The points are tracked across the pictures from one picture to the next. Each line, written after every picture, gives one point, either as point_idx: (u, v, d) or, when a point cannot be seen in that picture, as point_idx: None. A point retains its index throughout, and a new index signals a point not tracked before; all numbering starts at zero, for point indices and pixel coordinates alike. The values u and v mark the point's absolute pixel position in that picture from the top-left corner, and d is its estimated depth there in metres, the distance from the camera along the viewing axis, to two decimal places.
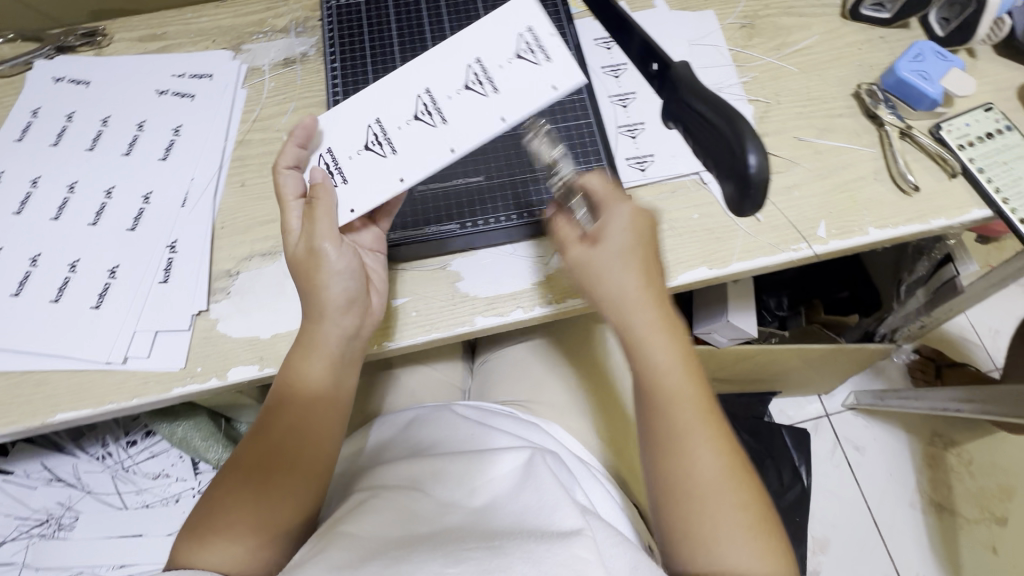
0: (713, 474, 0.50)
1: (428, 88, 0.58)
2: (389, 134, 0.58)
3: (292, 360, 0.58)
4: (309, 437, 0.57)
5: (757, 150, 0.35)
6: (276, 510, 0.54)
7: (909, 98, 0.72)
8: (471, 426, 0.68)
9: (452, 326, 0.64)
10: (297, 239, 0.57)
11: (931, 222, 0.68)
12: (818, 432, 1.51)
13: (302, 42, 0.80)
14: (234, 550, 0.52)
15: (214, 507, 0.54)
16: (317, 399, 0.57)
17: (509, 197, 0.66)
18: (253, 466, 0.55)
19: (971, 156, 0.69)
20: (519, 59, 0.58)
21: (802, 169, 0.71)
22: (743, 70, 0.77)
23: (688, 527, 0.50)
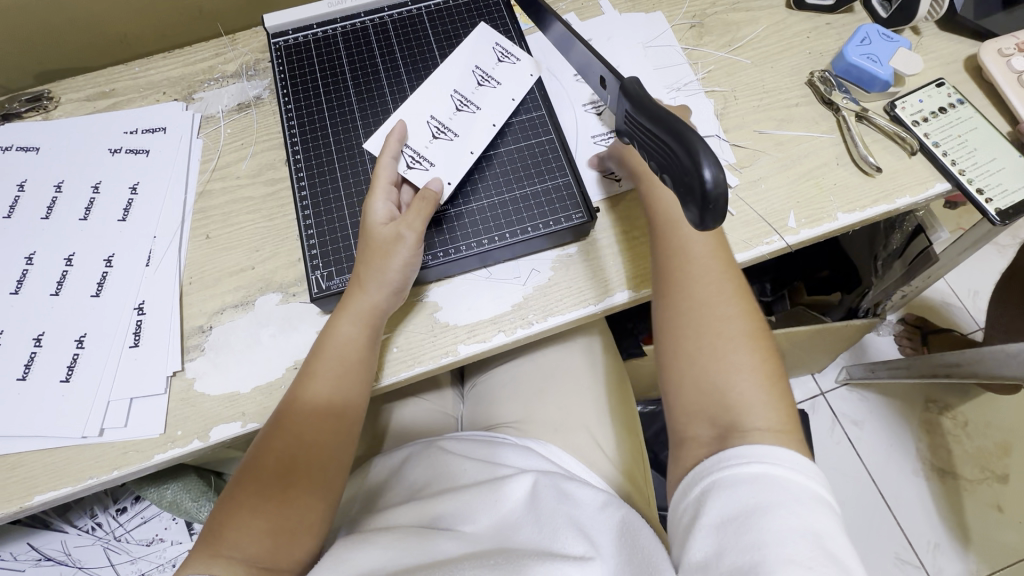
0: (718, 300, 0.57)
1: (432, 113, 0.67)
2: (439, 125, 0.66)
3: (329, 345, 0.58)
4: (347, 424, 0.57)
5: (713, 165, 0.34)
6: (310, 505, 0.53)
7: (861, 82, 0.73)
8: (462, 461, 0.67)
9: (436, 358, 0.63)
10: (379, 219, 0.60)
11: (896, 201, 0.69)
12: (815, 411, 1.52)
13: (254, 85, 0.79)
14: (270, 546, 0.51)
15: (245, 495, 0.52)
16: (356, 388, 0.58)
17: (482, 220, 0.65)
18: (288, 450, 0.54)
19: (926, 131, 0.70)
20: (484, 82, 0.69)
21: (767, 161, 0.71)
22: (697, 68, 0.77)
23: (687, 342, 0.57)
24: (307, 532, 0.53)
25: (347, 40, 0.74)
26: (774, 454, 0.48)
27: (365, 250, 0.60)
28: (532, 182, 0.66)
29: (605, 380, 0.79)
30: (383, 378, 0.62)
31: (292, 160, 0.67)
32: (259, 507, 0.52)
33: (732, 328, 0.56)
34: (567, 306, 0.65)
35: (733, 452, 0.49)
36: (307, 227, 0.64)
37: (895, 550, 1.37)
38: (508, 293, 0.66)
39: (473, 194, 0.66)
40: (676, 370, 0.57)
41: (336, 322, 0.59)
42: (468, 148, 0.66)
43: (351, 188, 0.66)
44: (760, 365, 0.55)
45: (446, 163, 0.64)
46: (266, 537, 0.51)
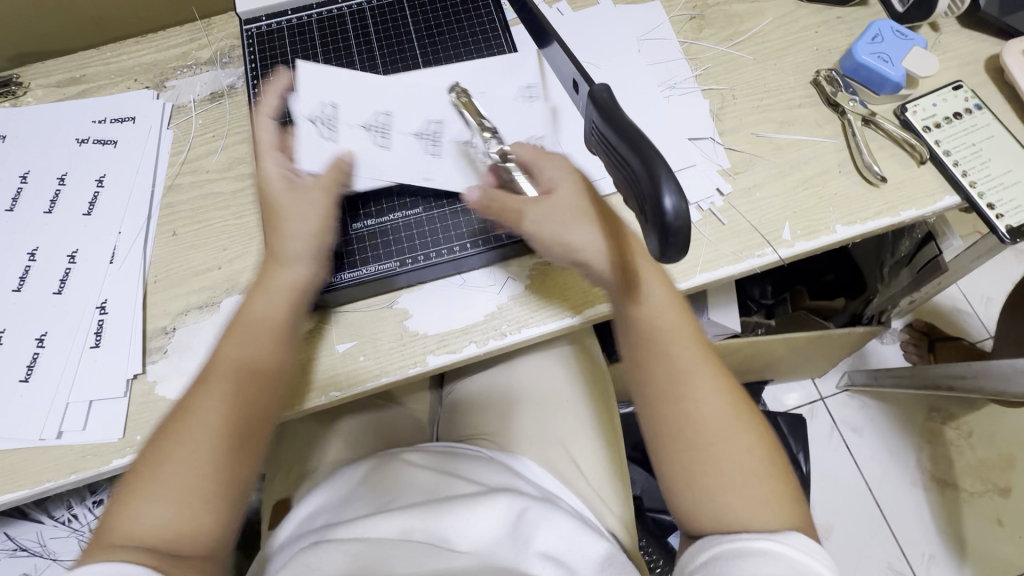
0: (729, 424, 0.50)
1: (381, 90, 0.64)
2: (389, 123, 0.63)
3: (246, 318, 0.55)
4: (262, 385, 0.53)
5: (675, 190, 0.31)
6: (221, 475, 0.49)
7: (870, 83, 0.68)
8: (434, 476, 0.65)
9: (404, 368, 0.61)
10: (276, 183, 0.57)
11: (901, 213, 0.64)
12: (814, 416, 1.48)
13: (229, 73, 0.75)
14: (177, 523, 0.46)
15: (143, 473, 0.48)
16: (274, 349, 0.54)
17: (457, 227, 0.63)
18: (195, 421, 0.49)
19: (937, 138, 0.66)
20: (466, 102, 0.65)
21: (764, 167, 0.67)
22: (694, 64, 0.73)
23: (697, 479, 0.49)
24: (218, 507, 0.48)
25: (322, 28, 0.70)
26: (783, 532, 0.45)
27: (271, 213, 0.57)
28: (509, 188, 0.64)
29: (584, 391, 0.77)
30: (357, 385, 0.60)
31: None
32: (161, 483, 0.47)
33: (737, 451, 0.49)
34: (543, 317, 0.62)
35: (742, 524, 0.46)
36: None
37: (888, 560, 1.35)
38: (482, 301, 0.63)
39: (452, 198, 0.64)
40: (689, 502, 0.49)
41: (256, 298, 0.55)
42: (423, 168, 0.63)
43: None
44: (776, 486, 0.48)
45: (395, 163, 0.63)
46: (171, 515, 0.46)
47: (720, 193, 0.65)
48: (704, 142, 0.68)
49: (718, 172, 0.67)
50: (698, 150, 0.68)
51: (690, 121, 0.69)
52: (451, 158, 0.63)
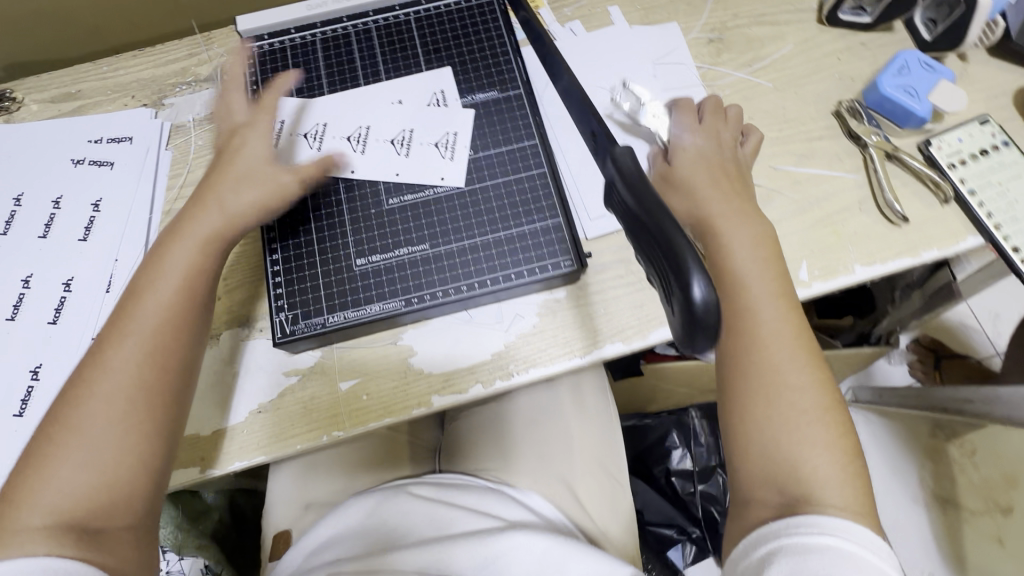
0: (793, 367, 0.47)
1: (363, 103, 0.65)
2: (365, 131, 0.63)
3: (150, 271, 0.50)
4: (174, 341, 0.49)
5: (702, 277, 0.29)
6: (129, 440, 0.45)
7: (894, 116, 0.66)
8: (447, 507, 0.64)
9: (408, 409, 0.59)
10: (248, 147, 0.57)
11: (922, 254, 0.62)
12: None
13: None
14: (84, 491, 0.44)
15: (46, 441, 0.45)
16: (187, 302, 0.50)
17: (447, 262, 0.59)
18: (94, 385, 0.46)
19: (962, 176, 0.64)
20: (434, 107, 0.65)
21: (781, 203, 0.65)
22: (712, 90, 0.70)
23: (753, 414, 0.47)
24: (131, 476, 0.45)
25: (327, 48, 0.68)
26: (851, 529, 0.41)
27: (219, 166, 0.56)
28: (508, 223, 0.60)
29: (592, 425, 0.76)
30: (361, 426, 0.59)
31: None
32: (63, 452, 0.44)
33: (806, 399, 0.46)
34: (551, 357, 0.60)
35: (805, 517, 0.42)
36: (274, 266, 0.59)
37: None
38: (489, 340, 0.61)
39: (461, 232, 0.60)
40: (751, 452, 0.46)
41: (160, 251, 0.52)
42: (395, 169, 0.62)
43: (323, 224, 0.60)
44: (836, 437, 0.46)
45: (367, 168, 0.62)
46: (77, 484, 0.44)
47: None
48: None
49: None
50: None
51: None
52: (429, 154, 0.62)
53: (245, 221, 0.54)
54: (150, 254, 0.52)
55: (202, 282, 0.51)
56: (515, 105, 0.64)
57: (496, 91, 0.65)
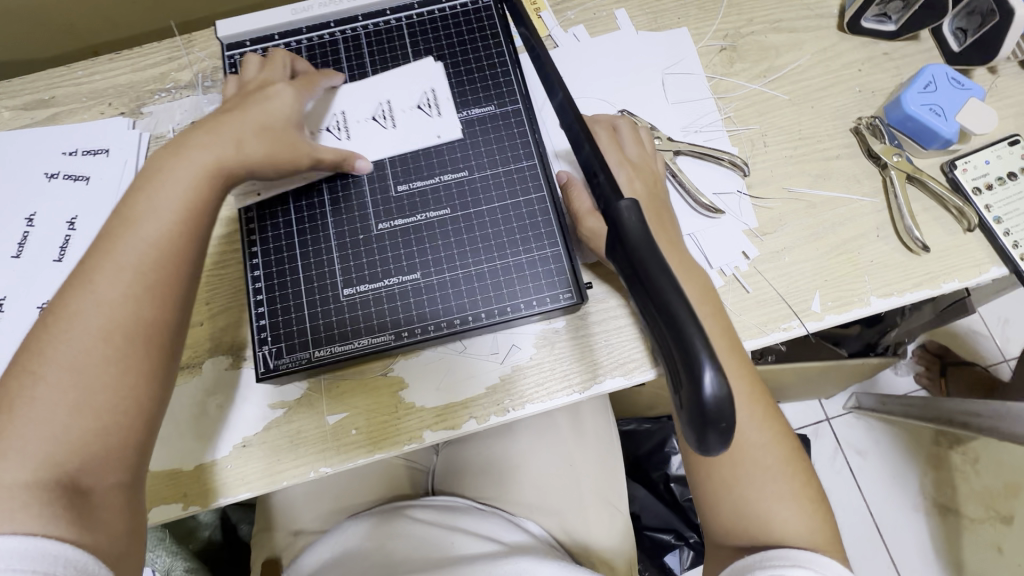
0: (749, 421, 0.47)
1: (346, 109, 0.61)
2: (343, 119, 0.60)
3: (143, 195, 0.46)
4: (172, 276, 0.45)
5: (714, 367, 0.26)
6: (122, 381, 0.42)
7: (918, 136, 0.62)
8: (448, 533, 0.65)
9: (399, 444, 0.57)
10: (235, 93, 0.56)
11: (943, 285, 0.59)
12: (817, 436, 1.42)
13: (212, 99, 0.69)
14: (71, 430, 0.40)
15: (26, 374, 0.41)
16: (184, 232, 0.46)
17: (437, 291, 0.56)
18: (83, 316, 0.42)
19: (988, 202, 0.60)
20: (420, 108, 0.61)
21: (794, 228, 0.61)
22: (724, 103, 0.66)
23: (717, 468, 0.47)
24: (124, 423, 0.42)
25: (313, 57, 0.63)
26: (821, 560, 0.42)
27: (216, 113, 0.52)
28: (504, 252, 0.57)
29: (591, 450, 0.74)
30: (351, 460, 0.57)
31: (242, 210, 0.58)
32: (46, 387, 0.40)
33: (766, 453, 0.47)
34: (549, 391, 0.58)
35: (776, 550, 0.42)
36: (257, 296, 0.56)
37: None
38: (484, 371, 0.58)
39: (455, 261, 0.57)
40: (717, 507, 0.47)
41: (153, 175, 0.47)
42: (392, 144, 0.60)
43: (309, 252, 0.57)
44: (801, 486, 0.46)
45: (362, 144, 0.60)
46: (64, 424, 0.40)
47: (746, 257, 0.60)
48: (729, 196, 0.62)
49: (745, 232, 0.61)
50: (723, 206, 0.62)
51: (716, 172, 0.63)
52: (417, 118, 0.60)
53: (256, 164, 0.51)
54: (140, 177, 0.47)
55: (203, 212, 0.47)
56: (514, 121, 0.60)
57: (493, 105, 0.61)
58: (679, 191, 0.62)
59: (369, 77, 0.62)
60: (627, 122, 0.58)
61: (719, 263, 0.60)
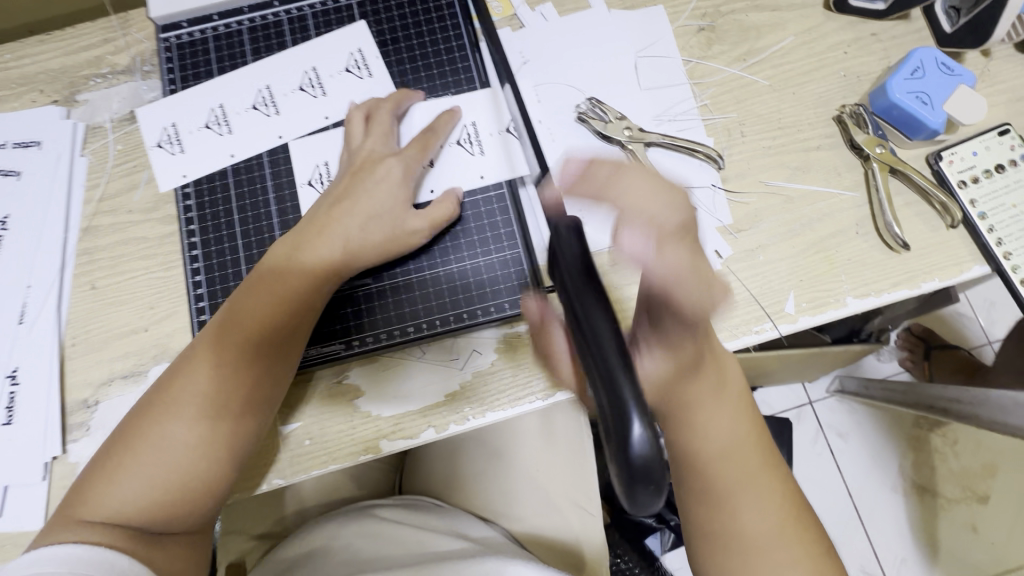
0: (776, 542, 0.43)
1: (270, 83, 0.59)
2: (270, 94, 0.59)
3: (252, 293, 0.50)
4: (259, 378, 0.48)
5: (641, 420, 0.25)
6: (194, 467, 0.46)
7: (903, 125, 0.58)
8: (417, 532, 0.64)
9: (354, 455, 0.54)
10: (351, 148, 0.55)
11: (922, 285, 0.56)
12: (800, 421, 1.39)
13: (151, 85, 0.63)
14: (142, 504, 0.45)
15: (125, 444, 0.46)
16: (273, 355, 0.49)
17: (418, 322, 0.55)
18: (180, 404, 0.47)
19: (972, 197, 0.57)
20: (348, 71, 0.60)
21: (770, 225, 0.58)
22: (701, 89, 0.61)
23: None
24: (203, 482, 0.46)
25: (255, 40, 0.61)
26: None
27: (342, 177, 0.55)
28: (466, 257, 0.56)
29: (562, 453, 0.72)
30: (304, 472, 0.54)
31: (184, 214, 0.57)
32: (133, 461, 0.45)
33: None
34: (512, 399, 0.55)
35: None
36: (199, 303, 0.55)
37: (862, 562, 1.33)
38: (443, 378, 0.55)
39: (410, 268, 0.56)
40: None
41: (285, 266, 0.51)
42: (324, 113, 0.59)
43: (254, 259, 0.56)
44: None
45: (292, 119, 0.59)
46: (138, 495, 0.45)
47: (718, 257, 0.57)
48: (702, 190, 0.59)
49: (718, 229, 0.58)
50: (696, 200, 0.58)
51: (691, 166, 0.59)
52: (345, 83, 0.59)
53: (365, 257, 0.52)
54: (290, 259, 0.51)
55: (299, 326, 0.50)
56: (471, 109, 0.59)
57: (451, 94, 0.60)
58: None
59: (290, 47, 0.60)
60: (624, 171, 0.34)
61: None
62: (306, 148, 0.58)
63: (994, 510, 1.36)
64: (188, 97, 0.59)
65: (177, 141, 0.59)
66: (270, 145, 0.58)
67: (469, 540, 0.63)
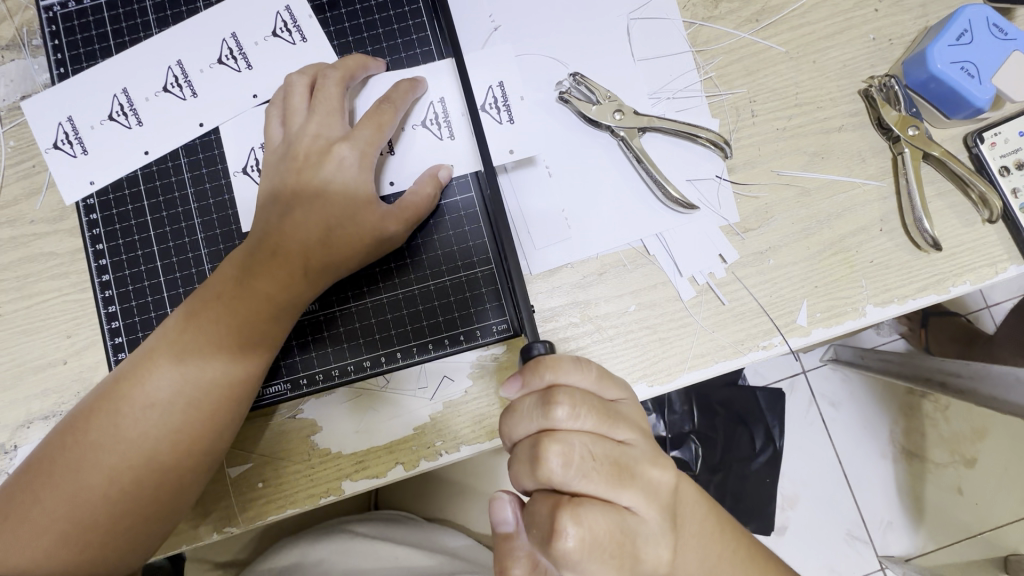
0: None
1: (182, 57, 0.49)
2: (183, 73, 0.49)
3: (193, 318, 0.41)
4: (201, 422, 0.40)
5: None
6: (122, 520, 0.39)
7: (942, 102, 0.49)
8: (393, 546, 0.59)
9: (315, 499, 0.46)
10: (288, 134, 0.45)
11: (951, 289, 0.49)
12: (793, 392, 0.99)
13: (42, 63, 0.50)
14: (53, 561, 0.38)
15: (31, 488, 0.39)
16: (222, 393, 0.41)
17: (379, 356, 0.48)
18: (104, 449, 0.39)
19: (1015, 186, 0.50)
20: (277, 35, 0.49)
21: (782, 222, 0.50)
22: (706, 58, 0.52)
23: None
24: (131, 534, 0.40)
25: (161, 4, 0.50)
26: None
27: (286, 169, 0.44)
28: (430, 278, 0.48)
29: None
30: (260, 520, 0.46)
31: (95, 230, 0.48)
32: (43, 512, 0.39)
33: None
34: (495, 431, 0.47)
35: None
36: (115, 339, 0.47)
37: (845, 527, 0.98)
38: (410, 409, 0.47)
39: (364, 292, 0.48)
40: None
41: (232, 282, 0.42)
42: (252, 91, 0.49)
43: (177, 285, 0.48)
44: None
45: (214, 102, 0.48)
46: (50, 551, 0.38)
47: (721, 262, 0.50)
48: (705, 183, 0.51)
49: (723, 229, 0.50)
50: (699, 195, 0.50)
51: (691, 154, 0.51)
52: (273, 50, 0.49)
53: (332, 271, 0.43)
54: (237, 275, 0.42)
55: (252, 357, 0.42)
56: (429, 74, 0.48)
57: (404, 60, 0.49)
58: (644, 178, 0.50)
59: (204, 11, 0.49)
60: (572, 408, 0.34)
61: (690, 270, 0.49)
62: (234, 136, 0.48)
63: (992, 472, 1.00)
64: (86, 83, 0.49)
65: (77, 139, 0.49)
66: (191, 136, 0.48)
67: (448, 556, 0.59)
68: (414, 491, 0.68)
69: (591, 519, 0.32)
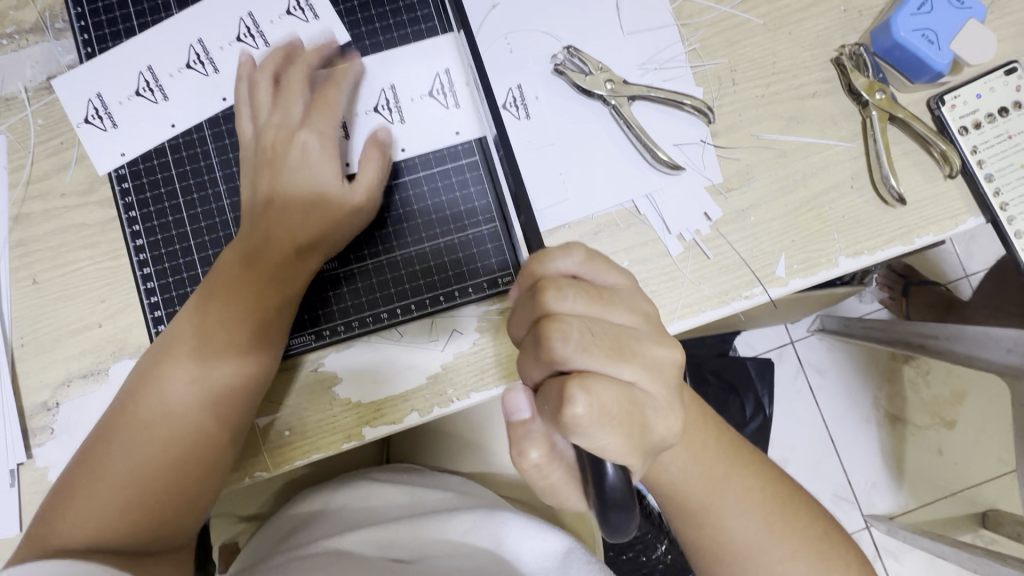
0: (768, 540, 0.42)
1: (203, 35, 0.52)
2: (204, 51, 0.52)
3: (221, 291, 0.46)
4: (236, 375, 0.45)
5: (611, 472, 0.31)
6: (181, 476, 0.44)
7: (906, 68, 0.54)
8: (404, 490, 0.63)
9: (337, 444, 0.51)
10: (256, 125, 0.49)
11: (916, 240, 0.54)
12: (781, 361, 1.05)
13: (66, 45, 0.53)
14: (128, 524, 0.43)
15: (91, 469, 0.43)
16: (252, 349, 0.46)
17: (394, 309, 0.52)
18: (152, 418, 0.44)
19: (973, 145, 0.54)
20: (291, 12, 0.53)
21: (761, 182, 0.54)
22: (689, 30, 0.56)
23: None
24: (192, 489, 0.45)
25: None
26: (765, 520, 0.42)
27: (263, 154, 0.48)
28: (441, 234, 0.52)
29: None
30: (287, 464, 0.50)
31: (125, 198, 0.52)
32: (107, 488, 0.43)
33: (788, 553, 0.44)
34: (501, 377, 0.51)
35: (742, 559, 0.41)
36: (151, 298, 0.51)
37: (832, 488, 1.04)
38: (422, 359, 0.52)
39: (378, 249, 0.52)
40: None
41: (253, 253, 0.46)
42: None
43: (207, 248, 0.51)
44: None
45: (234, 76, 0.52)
46: (121, 520, 0.43)
47: (706, 220, 0.54)
48: (690, 147, 0.55)
49: (707, 189, 0.54)
50: (684, 158, 0.55)
51: (677, 120, 0.55)
52: (287, 28, 0.52)
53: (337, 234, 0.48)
54: (256, 246, 0.47)
55: (282, 314, 0.47)
56: (433, 47, 0.53)
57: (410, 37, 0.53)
58: (634, 143, 0.54)
59: None
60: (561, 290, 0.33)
61: (678, 228, 0.54)
62: None
63: (969, 428, 1.05)
64: (112, 61, 0.52)
65: (106, 114, 0.52)
66: (214, 109, 0.52)
67: (457, 494, 0.62)
68: (424, 448, 0.72)
69: (600, 392, 0.31)
